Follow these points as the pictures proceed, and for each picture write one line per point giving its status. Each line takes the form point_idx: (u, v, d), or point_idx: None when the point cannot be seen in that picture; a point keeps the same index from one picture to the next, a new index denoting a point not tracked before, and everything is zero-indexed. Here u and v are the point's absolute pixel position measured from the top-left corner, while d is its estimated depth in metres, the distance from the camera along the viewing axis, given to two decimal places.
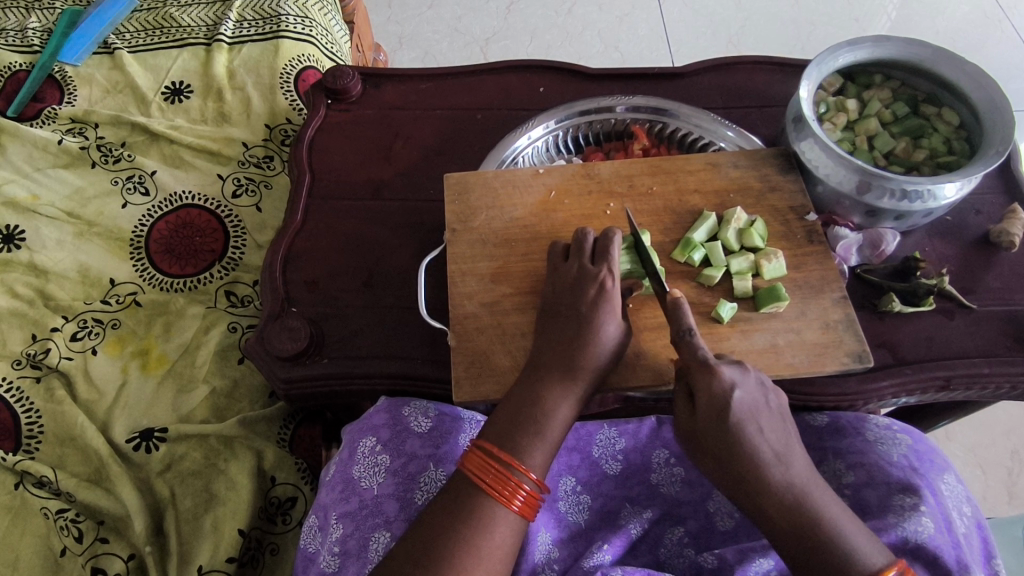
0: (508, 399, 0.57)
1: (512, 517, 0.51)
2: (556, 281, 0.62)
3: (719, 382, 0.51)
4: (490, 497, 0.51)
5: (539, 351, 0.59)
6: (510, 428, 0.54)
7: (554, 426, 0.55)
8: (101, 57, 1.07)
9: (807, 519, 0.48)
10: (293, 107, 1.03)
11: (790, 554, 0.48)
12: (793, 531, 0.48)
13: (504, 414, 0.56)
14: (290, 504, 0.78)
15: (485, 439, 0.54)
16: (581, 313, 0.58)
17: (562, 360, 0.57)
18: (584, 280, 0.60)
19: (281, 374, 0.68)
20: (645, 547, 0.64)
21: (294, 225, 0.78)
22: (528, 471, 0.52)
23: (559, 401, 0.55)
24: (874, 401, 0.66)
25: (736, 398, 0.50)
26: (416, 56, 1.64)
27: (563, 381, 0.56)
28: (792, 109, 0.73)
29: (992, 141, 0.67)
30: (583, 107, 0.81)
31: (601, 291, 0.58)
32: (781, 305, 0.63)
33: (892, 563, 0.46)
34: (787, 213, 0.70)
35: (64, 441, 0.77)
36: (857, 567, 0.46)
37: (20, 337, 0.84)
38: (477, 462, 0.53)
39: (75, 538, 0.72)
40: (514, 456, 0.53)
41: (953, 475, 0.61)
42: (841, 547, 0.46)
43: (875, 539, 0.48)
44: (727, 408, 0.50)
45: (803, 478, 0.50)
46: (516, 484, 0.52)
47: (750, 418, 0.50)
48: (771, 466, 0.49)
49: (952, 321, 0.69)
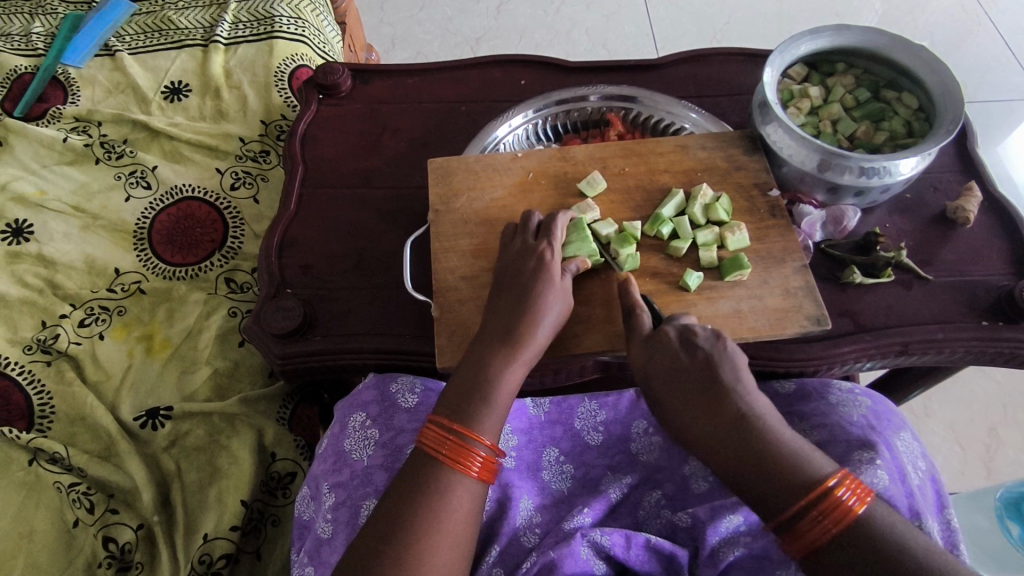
0: (461, 370, 0.61)
1: (470, 482, 0.55)
2: (505, 256, 0.67)
3: (666, 341, 0.59)
4: (449, 466, 0.55)
5: (488, 321, 0.63)
6: (463, 398, 0.58)
7: (501, 391, 0.59)
8: (103, 58, 1.12)
9: (753, 438, 0.52)
10: (288, 104, 1.08)
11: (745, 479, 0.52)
12: (743, 456, 0.52)
13: (456, 384, 0.60)
14: (290, 479, 0.82)
15: (440, 413, 0.58)
16: (522, 283, 0.63)
17: (504, 329, 0.61)
18: (525, 255, 0.65)
19: (277, 350, 0.72)
20: (625, 511, 0.68)
21: (290, 212, 0.82)
22: (482, 438, 0.56)
23: (506, 367, 0.59)
24: (837, 366, 0.70)
25: (681, 349, 0.58)
26: (408, 56, 1.69)
27: (508, 348, 0.60)
28: (758, 95, 0.77)
29: (944, 120, 0.71)
30: (560, 97, 0.86)
31: (540, 262, 0.64)
32: (743, 273, 0.68)
33: (834, 472, 0.49)
34: (751, 190, 0.75)
35: (74, 420, 0.81)
36: (801, 474, 0.49)
37: (31, 324, 0.88)
38: (432, 435, 0.56)
39: (87, 510, 0.76)
40: (468, 426, 0.57)
41: (909, 433, 0.65)
42: (782, 459, 0.51)
43: (827, 457, 0.51)
44: (680, 357, 0.58)
45: (755, 407, 0.54)
46: (473, 452, 0.56)
47: (703, 360, 0.57)
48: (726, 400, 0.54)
49: (910, 290, 0.73)
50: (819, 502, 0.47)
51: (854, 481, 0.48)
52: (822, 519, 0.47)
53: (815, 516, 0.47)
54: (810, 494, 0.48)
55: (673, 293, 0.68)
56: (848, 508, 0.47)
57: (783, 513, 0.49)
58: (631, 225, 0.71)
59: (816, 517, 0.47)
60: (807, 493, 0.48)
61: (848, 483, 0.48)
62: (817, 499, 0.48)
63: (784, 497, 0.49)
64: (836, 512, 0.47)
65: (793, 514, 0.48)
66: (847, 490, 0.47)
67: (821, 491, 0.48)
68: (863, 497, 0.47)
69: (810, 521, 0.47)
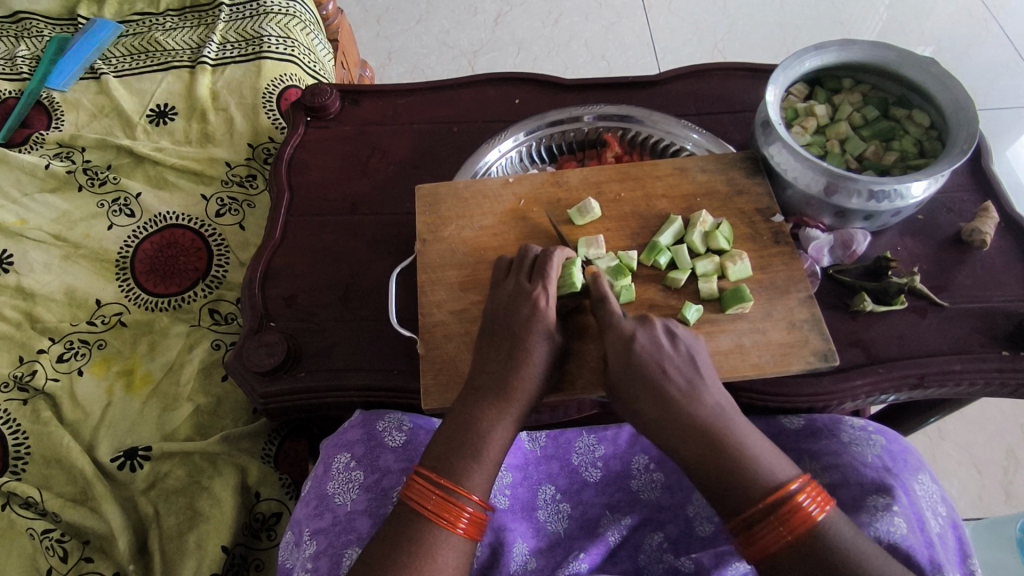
0: (449, 421, 0.57)
1: (456, 540, 0.52)
2: (495, 299, 0.62)
3: (621, 331, 0.56)
4: (435, 523, 0.51)
5: (478, 370, 0.59)
6: (449, 452, 0.55)
7: (492, 447, 0.55)
8: (88, 82, 1.09)
9: (713, 444, 0.50)
10: (276, 126, 1.05)
11: (699, 479, 0.51)
12: (702, 459, 0.50)
13: (443, 438, 0.56)
14: (275, 519, 0.79)
15: (425, 465, 0.54)
16: (516, 331, 0.59)
17: (498, 380, 0.57)
18: (520, 297, 0.61)
19: (260, 389, 0.69)
20: (624, 555, 0.64)
21: (273, 242, 0.79)
22: (470, 493, 0.53)
23: (496, 421, 0.56)
24: (848, 401, 0.66)
25: (637, 342, 0.55)
26: (403, 71, 1.66)
27: (499, 401, 0.56)
28: (761, 114, 0.73)
29: (958, 139, 0.67)
30: (554, 117, 0.82)
31: (534, 309, 0.59)
32: (745, 306, 0.64)
33: (795, 477, 0.49)
34: (754, 215, 0.71)
35: (50, 462, 0.78)
36: (760, 478, 0.49)
37: (8, 359, 0.85)
38: (418, 490, 0.53)
39: (60, 558, 0.73)
40: (456, 481, 0.53)
41: (927, 474, 0.61)
42: (745, 462, 0.50)
43: (784, 459, 0.51)
44: (633, 352, 0.55)
45: (710, 407, 0.52)
46: (460, 507, 0.52)
47: (653, 358, 0.54)
48: (680, 402, 0.52)
49: (925, 319, 0.69)
50: (780, 508, 0.47)
51: (816, 487, 0.48)
52: (777, 525, 0.47)
53: (772, 523, 0.47)
54: (769, 498, 0.47)
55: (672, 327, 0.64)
56: (807, 515, 0.46)
57: (741, 517, 0.48)
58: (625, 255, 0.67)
59: (773, 524, 0.47)
60: (765, 497, 0.48)
61: (809, 491, 0.48)
62: (776, 504, 0.47)
63: (743, 500, 0.48)
64: (794, 518, 0.46)
65: (752, 516, 0.47)
66: (809, 498, 0.47)
67: (784, 497, 0.47)
68: (825, 506, 0.47)
69: (769, 527, 0.47)
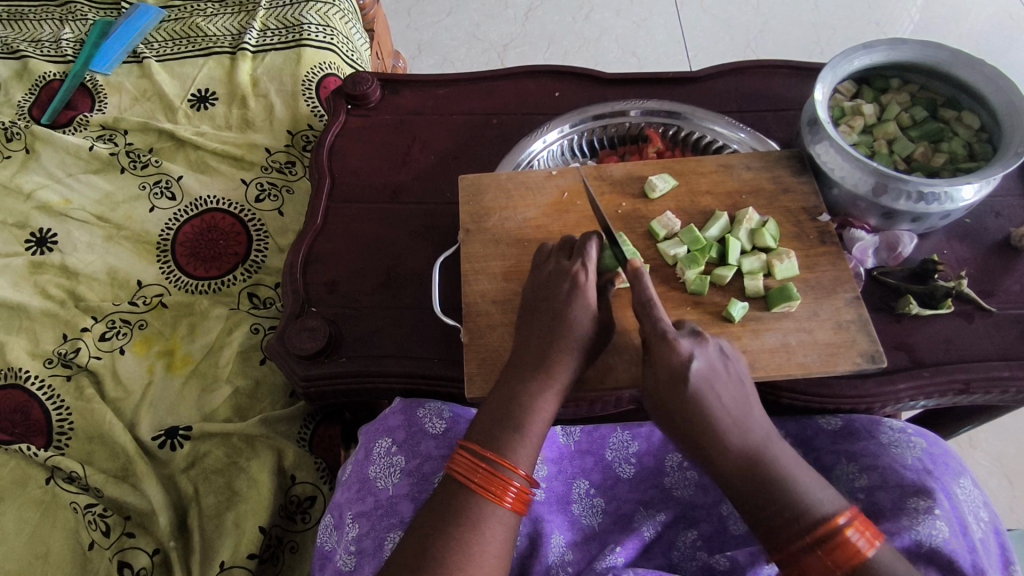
0: (493, 397, 0.58)
1: (503, 514, 0.52)
2: (535, 280, 0.63)
3: (677, 353, 0.52)
4: (481, 496, 0.52)
5: (523, 348, 0.59)
6: (493, 427, 0.55)
7: (537, 420, 0.55)
8: (131, 66, 1.11)
9: (762, 476, 0.49)
10: (315, 114, 1.06)
11: (746, 509, 0.50)
12: (749, 490, 0.49)
13: (486, 414, 0.56)
14: (309, 503, 0.80)
15: (470, 440, 0.55)
16: (556, 307, 0.59)
17: (538, 357, 0.58)
18: (559, 275, 0.61)
19: (301, 372, 0.69)
20: (659, 551, 0.63)
21: (315, 228, 0.80)
22: (516, 467, 0.53)
23: (539, 394, 0.56)
24: (891, 404, 0.65)
25: (693, 367, 0.52)
26: (434, 63, 1.67)
27: (543, 375, 0.57)
28: (808, 112, 0.73)
29: (1013, 142, 0.66)
30: (598, 111, 0.82)
31: (574, 284, 0.60)
32: (792, 304, 0.64)
33: (843, 509, 0.47)
34: (801, 214, 0.70)
35: (93, 438, 0.80)
36: (805, 508, 0.48)
37: (52, 336, 0.87)
38: (463, 463, 0.53)
39: (103, 533, 0.75)
40: (501, 454, 0.53)
41: (970, 479, 0.59)
42: (790, 493, 0.48)
43: (826, 484, 0.50)
44: (683, 376, 0.52)
45: (754, 435, 0.51)
46: (507, 481, 0.52)
47: (709, 385, 0.52)
48: (729, 430, 0.51)
49: (971, 323, 0.68)
50: (827, 541, 0.46)
51: (864, 521, 0.46)
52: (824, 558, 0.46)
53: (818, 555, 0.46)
54: (813, 531, 0.46)
55: (717, 323, 0.64)
56: (856, 551, 0.45)
57: (786, 548, 0.47)
58: (665, 247, 0.68)
59: (819, 554, 0.46)
60: (811, 530, 0.47)
61: (857, 524, 0.46)
62: (821, 537, 0.46)
63: (786, 532, 0.47)
64: (842, 552, 0.45)
65: (796, 546, 0.47)
66: (856, 532, 0.46)
67: (829, 529, 0.46)
68: (873, 541, 0.46)
69: (815, 560, 0.46)
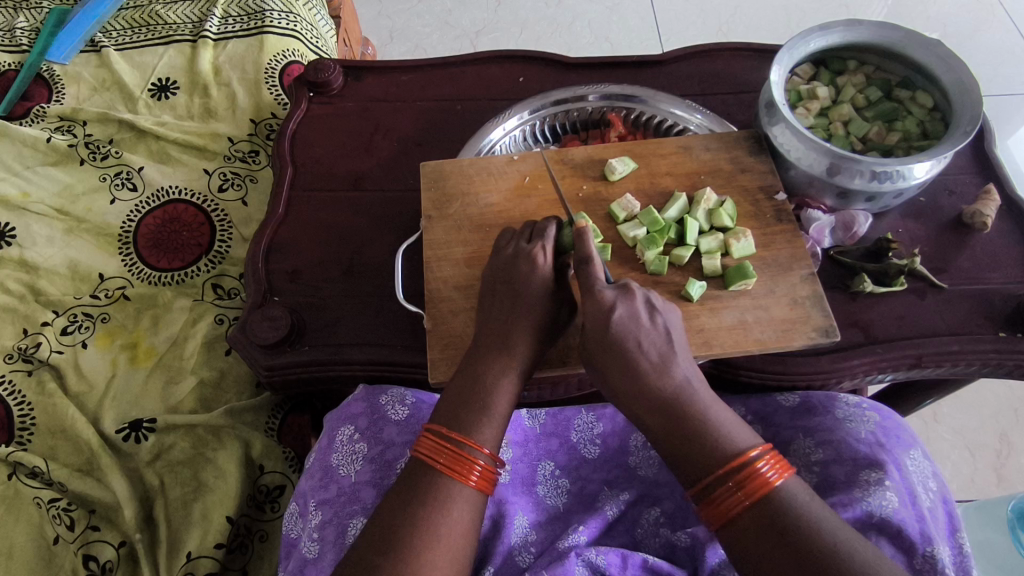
0: (456, 382, 0.58)
1: (469, 493, 0.52)
2: (495, 262, 0.63)
3: (599, 302, 0.53)
4: (449, 476, 0.52)
5: (485, 330, 0.60)
6: (458, 410, 0.55)
7: (501, 402, 0.56)
8: (89, 55, 1.09)
9: (677, 415, 0.50)
10: (278, 102, 1.05)
11: (661, 446, 0.50)
12: (665, 433, 0.50)
13: (451, 398, 0.56)
14: (278, 492, 0.80)
15: (436, 423, 0.55)
16: (519, 290, 0.59)
17: (501, 340, 0.58)
18: (520, 258, 0.61)
19: (264, 362, 0.69)
20: (622, 529, 0.63)
21: (277, 216, 0.79)
22: (481, 447, 0.53)
23: (502, 378, 0.56)
24: (845, 380, 0.66)
25: (615, 315, 0.52)
26: (406, 50, 1.65)
27: (507, 357, 0.57)
28: (765, 95, 0.73)
29: (962, 121, 0.67)
30: (559, 96, 0.82)
31: (533, 266, 0.60)
32: (749, 282, 0.65)
33: (755, 446, 0.48)
34: (758, 193, 0.71)
35: (55, 433, 0.79)
36: (720, 448, 0.49)
37: (12, 332, 0.85)
38: (429, 446, 0.53)
39: (67, 527, 0.74)
40: (466, 435, 0.53)
41: (920, 451, 0.60)
42: (705, 430, 0.49)
43: (746, 427, 0.51)
44: (606, 323, 0.52)
45: (679, 381, 0.51)
46: (471, 461, 0.52)
47: (630, 332, 0.52)
48: (649, 374, 0.51)
49: (924, 300, 0.69)
50: (737, 474, 0.47)
51: (776, 457, 0.47)
52: (736, 490, 0.46)
53: (729, 487, 0.47)
54: (727, 466, 0.47)
55: (675, 303, 0.65)
56: (765, 482, 0.46)
57: (698, 483, 0.48)
58: (624, 229, 0.68)
59: (732, 489, 0.46)
60: (725, 464, 0.47)
61: (767, 459, 0.47)
62: (734, 469, 0.47)
63: (700, 470, 0.48)
64: (752, 484, 0.46)
65: (708, 482, 0.47)
66: (767, 465, 0.47)
67: (740, 465, 0.47)
68: (783, 474, 0.47)
69: (725, 492, 0.47)
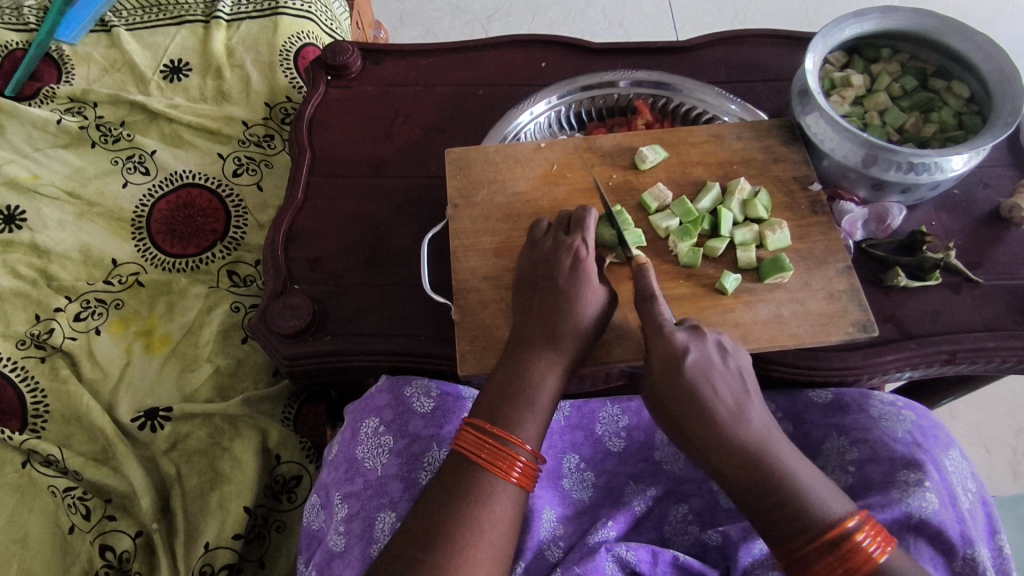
0: (493, 376, 0.57)
1: (512, 489, 0.51)
2: (533, 255, 0.62)
3: (672, 344, 0.52)
4: (490, 472, 0.50)
5: (523, 323, 0.58)
6: (496, 404, 0.54)
7: (544, 395, 0.54)
8: (98, 35, 1.06)
9: (763, 471, 0.47)
10: (293, 85, 1.03)
11: (740, 496, 0.48)
12: (756, 494, 0.47)
13: (488, 391, 0.55)
14: (295, 482, 0.79)
15: (476, 416, 0.54)
16: (558, 283, 0.58)
17: (537, 333, 0.57)
18: (560, 250, 0.60)
19: (285, 351, 0.68)
20: (650, 525, 0.62)
21: (295, 203, 0.77)
22: (523, 443, 0.52)
23: (540, 373, 0.55)
24: (878, 376, 0.65)
25: (688, 358, 0.51)
26: (416, 35, 1.62)
27: (545, 351, 0.56)
28: (799, 83, 0.71)
29: (1001, 113, 0.65)
30: (585, 82, 0.80)
31: (575, 261, 0.59)
32: (784, 275, 0.63)
33: (852, 512, 0.46)
34: (792, 184, 0.69)
35: (70, 421, 0.78)
36: (813, 514, 0.46)
37: (24, 317, 0.84)
38: (470, 440, 0.52)
39: (83, 516, 0.73)
40: (508, 430, 0.52)
41: (957, 450, 0.59)
42: (793, 491, 0.47)
43: (832, 484, 0.48)
44: (679, 366, 0.51)
45: (761, 433, 0.49)
46: (513, 457, 0.51)
47: (705, 374, 0.51)
48: (728, 424, 0.49)
49: (959, 295, 0.68)
50: (839, 546, 0.44)
51: (875, 526, 0.45)
52: (836, 563, 0.44)
53: (829, 560, 0.44)
54: (824, 535, 0.44)
55: (709, 296, 0.63)
56: (869, 556, 0.43)
57: (791, 550, 0.45)
58: (656, 219, 0.66)
59: (833, 562, 0.44)
60: (822, 534, 0.45)
61: (868, 529, 0.44)
62: (834, 541, 0.44)
63: (790, 532, 0.46)
64: (857, 559, 0.43)
65: (803, 550, 0.45)
66: (868, 536, 0.44)
67: (840, 534, 0.44)
68: (885, 545, 0.44)
69: (824, 565, 0.44)
